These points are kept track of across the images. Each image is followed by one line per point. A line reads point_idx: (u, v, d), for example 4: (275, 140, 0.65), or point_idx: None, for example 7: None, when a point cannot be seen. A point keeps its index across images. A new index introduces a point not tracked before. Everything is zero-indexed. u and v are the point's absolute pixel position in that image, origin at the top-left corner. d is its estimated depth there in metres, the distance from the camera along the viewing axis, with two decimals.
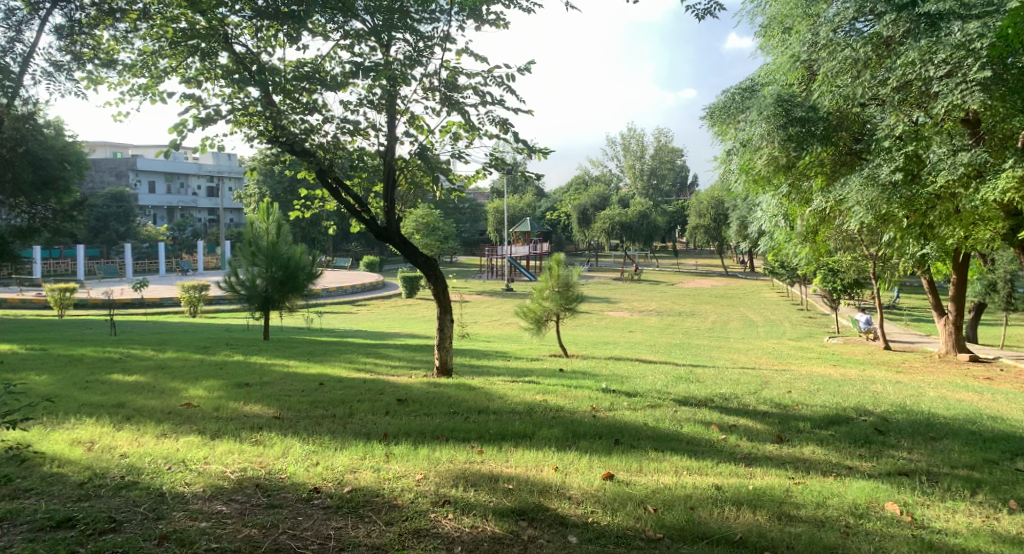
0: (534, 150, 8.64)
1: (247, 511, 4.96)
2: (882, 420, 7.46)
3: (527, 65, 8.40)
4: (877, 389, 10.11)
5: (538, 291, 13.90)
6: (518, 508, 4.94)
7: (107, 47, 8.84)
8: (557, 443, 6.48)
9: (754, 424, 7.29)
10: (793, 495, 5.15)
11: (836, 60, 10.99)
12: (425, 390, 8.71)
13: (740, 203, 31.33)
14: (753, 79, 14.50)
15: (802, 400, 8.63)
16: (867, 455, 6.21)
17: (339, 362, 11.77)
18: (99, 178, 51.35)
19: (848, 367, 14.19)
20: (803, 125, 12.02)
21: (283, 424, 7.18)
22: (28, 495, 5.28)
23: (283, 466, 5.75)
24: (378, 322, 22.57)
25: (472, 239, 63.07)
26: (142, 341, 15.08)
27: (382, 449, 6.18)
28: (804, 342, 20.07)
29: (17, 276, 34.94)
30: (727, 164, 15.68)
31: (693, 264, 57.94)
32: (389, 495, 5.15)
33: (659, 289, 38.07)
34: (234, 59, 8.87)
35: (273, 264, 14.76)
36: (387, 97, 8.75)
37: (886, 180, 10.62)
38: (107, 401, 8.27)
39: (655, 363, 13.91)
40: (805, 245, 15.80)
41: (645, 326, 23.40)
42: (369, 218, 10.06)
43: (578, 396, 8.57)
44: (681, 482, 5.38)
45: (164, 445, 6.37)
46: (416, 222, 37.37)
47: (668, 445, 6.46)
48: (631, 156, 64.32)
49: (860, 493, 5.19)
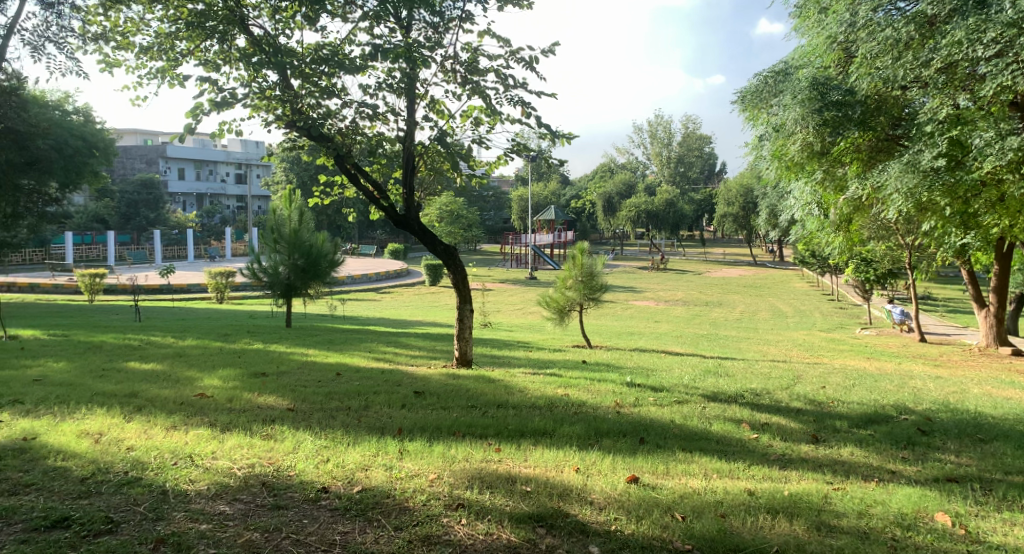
0: (558, 135, 8.30)
1: (251, 513, 4.72)
2: (925, 420, 7.05)
3: (552, 45, 8.10)
4: (916, 385, 9.71)
5: (561, 280, 13.56)
6: (536, 513, 4.63)
7: (123, 29, 8.65)
8: (579, 441, 6.17)
9: (789, 423, 6.93)
10: (832, 502, 4.79)
11: (875, 41, 10.51)
12: (443, 382, 8.43)
13: (771, 190, 30.73)
14: (788, 61, 14.17)
15: (838, 397, 8.25)
16: (911, 458, 5.83)
17: (359, 351, 11.54)
18: (130, 165, 51.76)
19: (884, 360, 13.74)
20: (840, 109, 11.58)
21: (296, 416, 6.95)
22: (27, 491, 5.07)
23: (293, 463, 5.50)
24: (402, 310, 22.45)
25: (497, 228, 62.88)
26: (164, 327, 14.99)
27: (395, 445, 5.90)
28: (835, 334, 19.59)
29: (50, 260, 35.34)
30: (760, 151, 15.27)
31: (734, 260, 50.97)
32: (399, 497, 4.87)
33: (686, 278, 37.52)
34: (252, 40, 8.59)
35: (294, 250, 14.55)
36: (406, 81, 8.42)
37: (928, 166, 10.14)
38: (121, 390, 8.10)
39: (682, 355, 13.54)
40: (839, 234, 15.31)
41: (672, 316, 22.95)
42: (386, 205, 9.74)
43: (601, 390, 8.25)
44: (710, 487, 5.04)
45: (172, 438, 6.15)
46: (440, 210, 37.14)
47: (696, 445, 6.12)
48: (658, 143, 63.55)
49: (906, 501, 4.81)
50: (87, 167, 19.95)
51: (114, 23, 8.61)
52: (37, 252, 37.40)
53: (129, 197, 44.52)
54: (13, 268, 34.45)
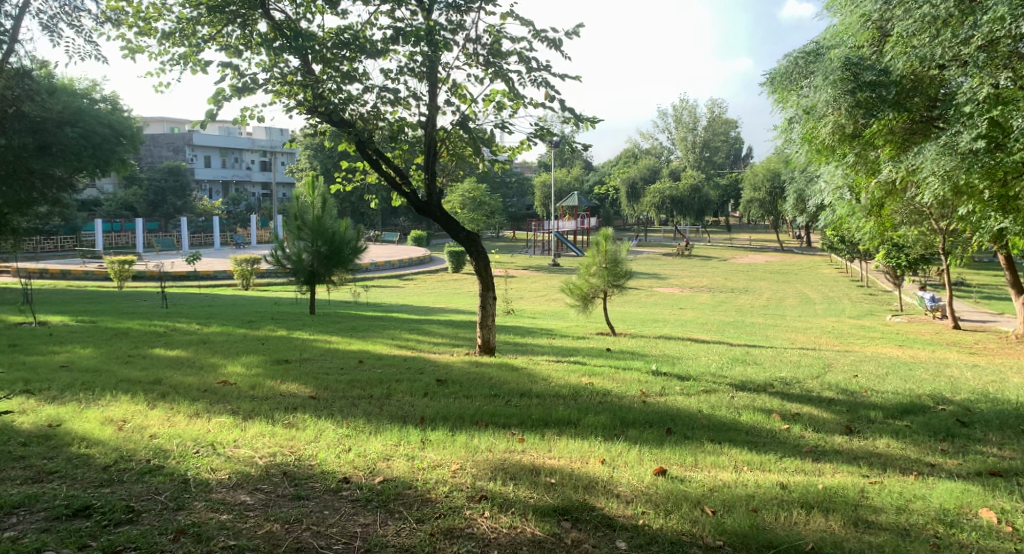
0: (582, 119, 8.13)
1: (271, 503, 4.65)
2: (964, 411, 6.84)
3: (577, 26, 7.95)
4: (953, 373, 9.45)
5: (585, 266, 13.39)
6: (561, 506, 4.51)
7: (145, 15, 8.60)
8: (604, 431, 6.04)
9: (820, 413, 6.75)
10: (869, 497, 4.62)
11: (913, 18, 10.24)
12: (466, 370, 8.34)
13: (799, 176, 30.19)
14: (821, 40, 14.04)
15: (871, 386, 8.06)
16: (951, 451, 5.64)
17: (381, 338, 11.49)
18: (157, 153, 52.14)
19: (917, 348, 13.45)
20: (874, 90, 11.33)
21: (318, 404, 6.89)
22: (50, 478, 5.01)
23: (314, 452, 5.42)
24: (425, 297, 22.43)
25: (520, 214, 62.68)
26: (190, 314, 15.03)
27: (417, 435, 5.80)
28: (865, 321, 19.25)
29: (80, 247, 35.71)
30: (789, 133, 15.01)
31: (765, 247, 49.53)
32: (421, 488, 4.77)
33: (711, 264, 37.14)
34: (273, 24, 8.46)
35: (318, 238, 14.50)
36: (428, 64, 8.27)
37: (967, 148, 9.88)
38: (145, 377, 8.08)
39: (708, 342, 13.34)
40: (870, 219, 14.97)
41: (697, 303, 22.71)
42: (408, 191, 9.62)
43: (627, 379, 8.10)
44: (742, 480, 4.89)
45: (194, 426, 6.09)
46: (462, 196, 37.00)
47: (725, 436, 5.97)
48: (683, 128, 62.81)
49: (948, 496, 4.62)
50: (114, 155, 19.99)
51: (136, 8, 8.55)
52: (68, 238, 37.76)
53: (157, 184, 44.42)
54: (44, 255, 34.84)
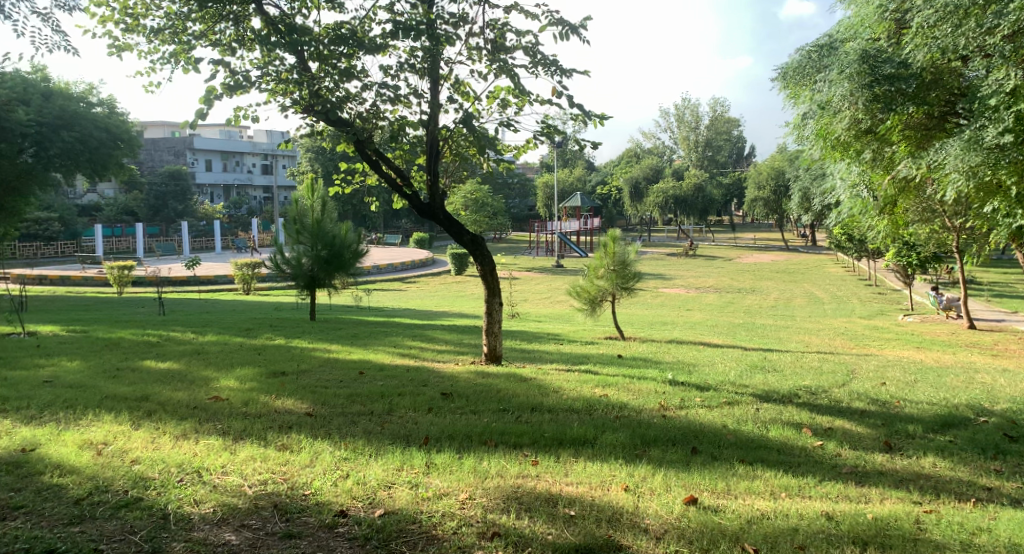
0: (591, 115, 7.64)
1: (259, 544, 4.18)
2: (1008, 424, 6.37)
3: (585, 19, 7.54)
4: (984, 379, 8.98)
5: (592, 269, 12.90)
6: (583, 545, 4.06)
7: (133, 10, 8.12)
8: (623, 450, 5.57)
9: (854, 427, 6.26)
10: (925, 529, 4.18)
11: (935, 7, 9.78)
12: (473, 382, 7.83)
13: (807, 174, 29.66)
14: (834, 33, 13.67)
15: (902, 395, 7.59)
16: (1005, 471, 5.20)
17: (383, 346, 11.00)
18: (158, 157, 51.60)
19: (936, 350, 13.00)
20: (892, 83, 10.69)
21: (315, 422, 6.42)
22: (15, 515, 4.53)
23: (309, 479, 4.94)
24: (428, 300, 21.97)
25: (523, 215, 62.14)
26: (186, 321, 14.57)
27: (421, 458, 5.31)
28: (877, 321, 18.75)
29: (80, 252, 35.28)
30: (801, 129, 14.56)
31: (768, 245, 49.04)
32: (426, 523, 4.31)
33: (716, 264, 36.63)
34: (267, 19, 7.97)
35: (318, 241, 14.01)
36: (430, 59, 7.78)
37: (992, 143, 9.30)
38: (132, 392, 7.60)
39: (721, 346, 12.89)
40: (885, 218, 14.51)
41: (704, 304, 22.26)
42: (410, 193, 9.08)
43: (644, 389, 7.63)
44: (783, 509, 4.42)
45: (182, 449, 5.62)
46: (464, 198, 36.52)
47: (755, 455, 5.49)
48: (685, 127, 62.25)
49: (1016, 529, 4.16)
50: (112, 159, 19.49)
51: (123, 3, 8.09)
52: (68, 243, 37.31)
53: (157, 189, 43.98)
54: (42, 260, 34.75)
